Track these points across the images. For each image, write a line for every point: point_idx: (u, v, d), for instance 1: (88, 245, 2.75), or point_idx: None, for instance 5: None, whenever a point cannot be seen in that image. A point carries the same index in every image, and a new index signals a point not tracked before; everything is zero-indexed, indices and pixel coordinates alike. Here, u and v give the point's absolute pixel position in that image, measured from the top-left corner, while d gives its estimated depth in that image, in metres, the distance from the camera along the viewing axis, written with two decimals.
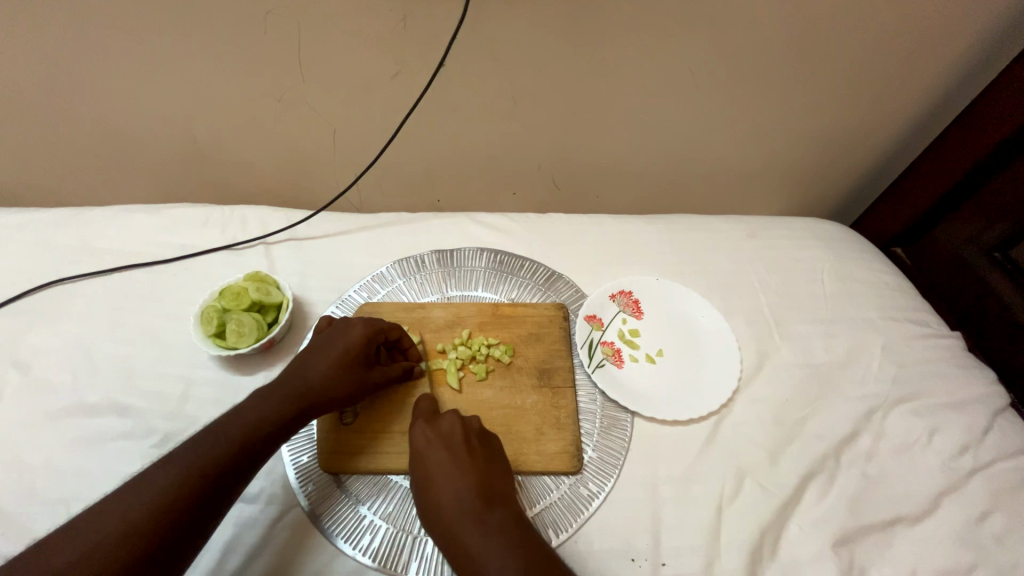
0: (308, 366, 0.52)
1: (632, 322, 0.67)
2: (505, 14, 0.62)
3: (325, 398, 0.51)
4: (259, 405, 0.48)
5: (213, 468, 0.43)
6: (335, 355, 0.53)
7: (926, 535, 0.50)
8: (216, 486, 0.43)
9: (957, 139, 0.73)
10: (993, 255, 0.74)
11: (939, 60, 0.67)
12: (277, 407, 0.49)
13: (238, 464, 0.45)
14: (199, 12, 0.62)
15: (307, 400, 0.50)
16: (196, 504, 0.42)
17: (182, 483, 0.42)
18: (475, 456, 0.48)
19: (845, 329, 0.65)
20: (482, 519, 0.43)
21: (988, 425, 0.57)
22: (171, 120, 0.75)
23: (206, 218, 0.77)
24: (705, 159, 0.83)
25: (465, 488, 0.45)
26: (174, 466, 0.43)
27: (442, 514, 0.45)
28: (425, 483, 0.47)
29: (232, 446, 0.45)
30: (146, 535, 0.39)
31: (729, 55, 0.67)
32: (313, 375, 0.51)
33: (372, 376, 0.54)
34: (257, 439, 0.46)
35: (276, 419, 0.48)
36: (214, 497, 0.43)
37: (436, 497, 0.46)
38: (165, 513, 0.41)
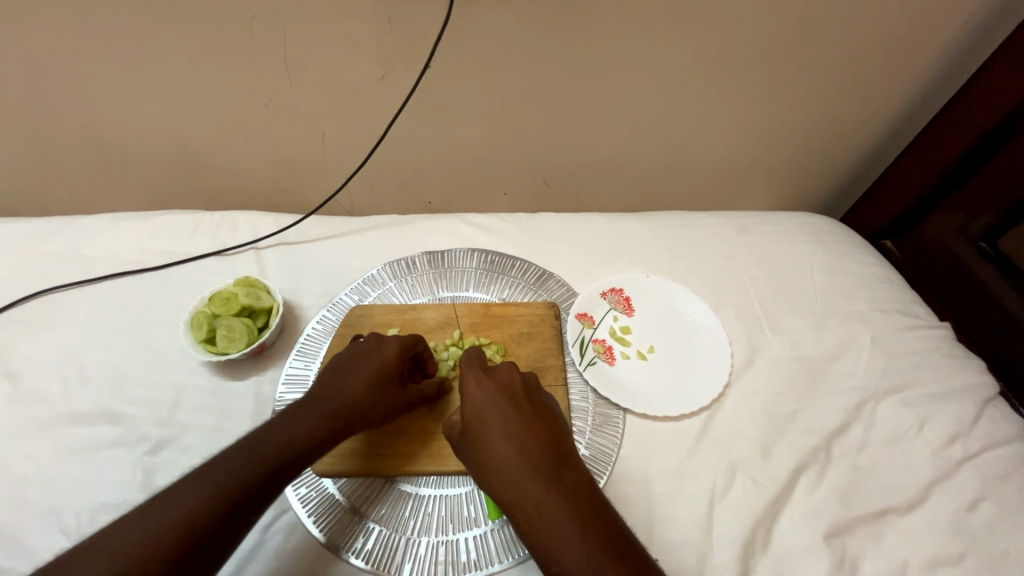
0: (343, 381, 0.51)
1: (623, 319, 0.67)
2: (490, 14, 0.63)
3: (360, 414, 0.50)
4: (296, 420, 0.47)
5: (242, 489, 0.41)
6: (369, 373, 0.52)
7: (917, 524, 0.50)
8: (243, 505, 0.41)
9: (943, 131, 0.73)
10: (979, 245, 0.74)
11: (923, 51, 0.68)
12: (313, 423, 0.47)
13: (268, 484, 0.43)
14: (184, 17, 0.62)
15: (342, 416, 0.49)
16: (222, 524, 0.40)
17: (210, 502, 0.40)
18: (538, 411, 0.45)
19: (835, 322, 0.66)
20: (548, 469, 0.40)
21: (977, 414, 0.57)
22: (160, 126, 0.75)
23: (196, 224, 0.77)
24: (694, 155, 0.83)
25: (527, 440, 0.42)
26: (201, 484, 0.41)
27: (501, 467, 0.41)
28: (478, 434, 0.44)
29: (263, 464, 0.43)
30: (170, 557, 0.37)
31: (716, 51, 0.67)
32: (348, 390, 0.51)
33: (408, 393, 0.53)
34: (287, 457, 0.45)
35: (314, 437, 0.47)
36: (241, 517, 0.41)
37: (492, 447, 0.42)
38: (191, 535, 0.38)
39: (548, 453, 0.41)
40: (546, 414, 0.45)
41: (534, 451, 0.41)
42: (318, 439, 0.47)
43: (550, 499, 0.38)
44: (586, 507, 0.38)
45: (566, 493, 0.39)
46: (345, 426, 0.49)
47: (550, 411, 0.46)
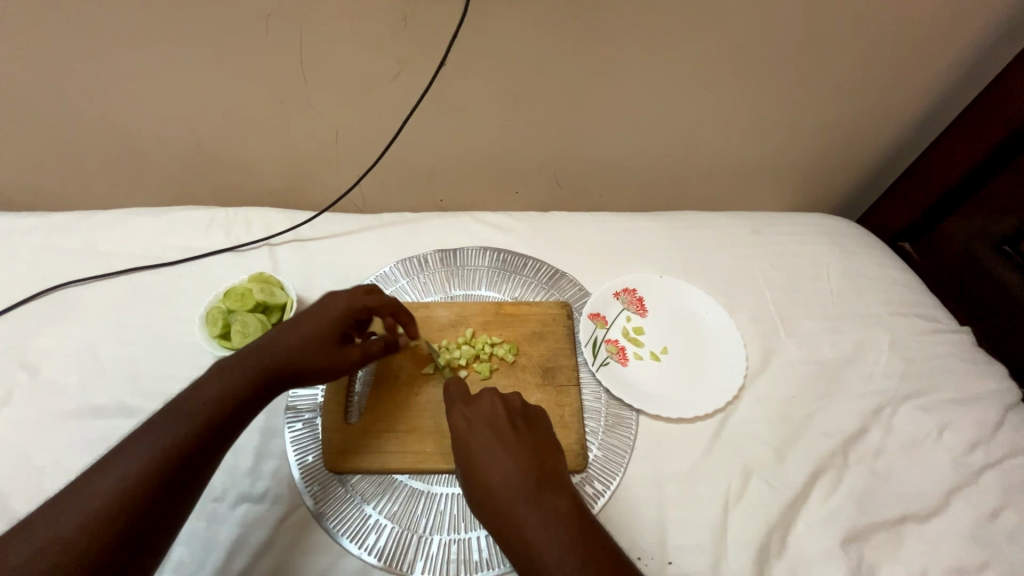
0: (278, 337, 0.50)
1: (636, 320, 0.67)
2: (505, 14, 0.63)
3: (292, 372, 0.49)
4: (224, 378, 0.46)
5: (179, 451, 0.42)
6: (310, 331, 0.51)
7: (936, 532, 0.49)
8: (180, 471, 0.41)
9: (967, 131, 0.71)
10: (1002, 249, 0.72)
11: (945, 52, 0.66)
12: (242, 379, 0.47)
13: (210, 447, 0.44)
14: (201, 15, 0.62)
15: (275, 373, 0.49)
16: (163, 491, 0.40)
17: (147, 470, 0.40)
18: (524, 435, 0.44)
19: (852, 325, 0.65)
20: (553, 505, 0.39)
21: (999, 421, 0.56)
22: (175, 123, 0.76)
23: (210, 220, 0.77)
24: (707, 155, 0.82)
25: (514, 472, 0.41)
26: (136, 450, 0.41)
27: (489, 496, 0.41)
28: (472, 459, 0.43)
29: (198, 426, 0.43)
30: (108, 523, 0.38)
31: (731, 48, 0.66)
32: (280, 346, 0.49)
33: (349, 355, 0.52)
34: (221, 421, 0.44)
35: (244, 395, 0.47)
36: (182, 479, 0.41)
37: (483, 481, 0.42)
38: (131, 504, 0.39)
39: (535, 480, 0.41)
40: (534, 440, 0.44)
41: (520, 484, 0.40)
42: (248, 393, 0.47)
43: (540, 535, 0.37)
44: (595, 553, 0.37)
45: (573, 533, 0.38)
46: (277, 382, 0.49)
47: (541, 438, 0.45)
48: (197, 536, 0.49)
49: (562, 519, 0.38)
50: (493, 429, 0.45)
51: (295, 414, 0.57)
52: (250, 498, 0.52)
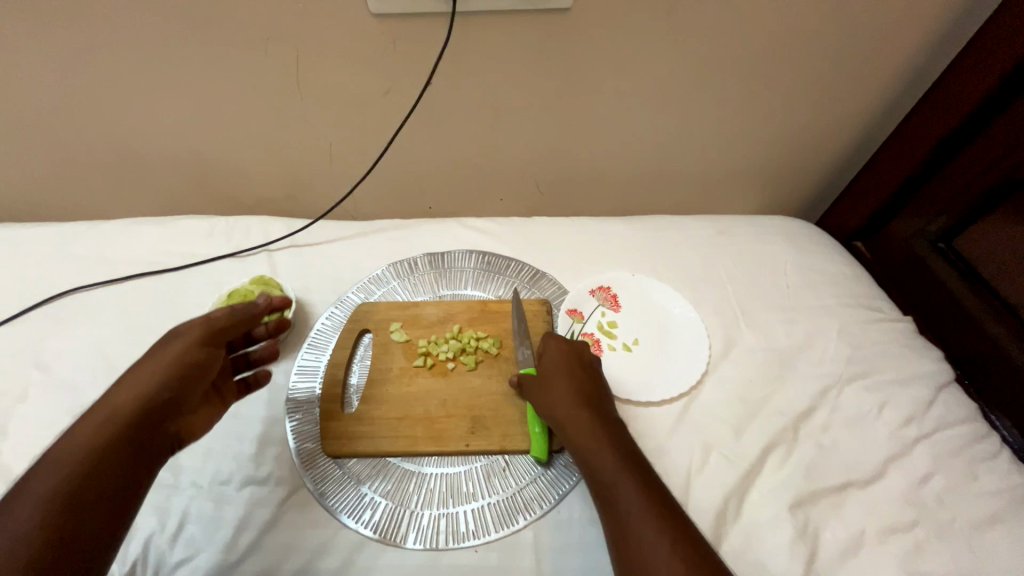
0: (111, 396, 0.48)
1: (610, 314, 0.72)
2: (485, 37, 0.69)
3: (176, 390, 0.50)
4: (99, 413, 0.46)
5: (113, 425, 0.46)
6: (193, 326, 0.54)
7: (874, 496, 0.55)
8: (121, 439, 0.45)
9: (905, 138, 0.77)
10: (937, 246, 0.75)
11: (881, 71, 0.74)
12: (109, 412, 0.46)
13: (127, 463, 0.45)
14: (204, 39, 0.68)
15: (158, 396, 0.49)
16: (108, 453, 0.44)
17: (90, 445, 0.44)
18: (587, 377, 0.59)
19: (805, 316, 0.71)
20: (603, 425, 0.54)
21: (933, 398, 0.62)
22: (178, 138, 0.82)
23: (210, 228, 0.82)
24: (675, 164, 0.89)
25: (586, 399, 0.56)
26: (71, 437, 0.44)
27: (563, 410, 0.55)
28: (545, 375, 0.58)
29: (127, 405, 0.47)
30: (62, 493, 0.41)
31: (689, 67, 0.73)
32: (126, 390, 0.48)
33: (209, 337, 0.54)
34: (148, 395, 0.48)
35: (144, 405, 0.48)
36: (123, 447, 0.45)
37: (559, 400, 0.56)
38: (75, 473, 0.42)
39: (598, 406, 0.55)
40: (593, 380, 0.59)
41: (584, 406, 0.55)
42: (141, 417, 0.47)
43: (604, 447, 0.51)
44: (641, 477, 0.49)
45: (620, 448, 0.51)
46: (169, 399, 0.50)
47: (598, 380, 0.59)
48: (206, 515, 0.54)
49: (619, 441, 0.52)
50: (565, 357, 0.60)
51: (295, 405, 0.63)
52: (254, 481, 0.56)
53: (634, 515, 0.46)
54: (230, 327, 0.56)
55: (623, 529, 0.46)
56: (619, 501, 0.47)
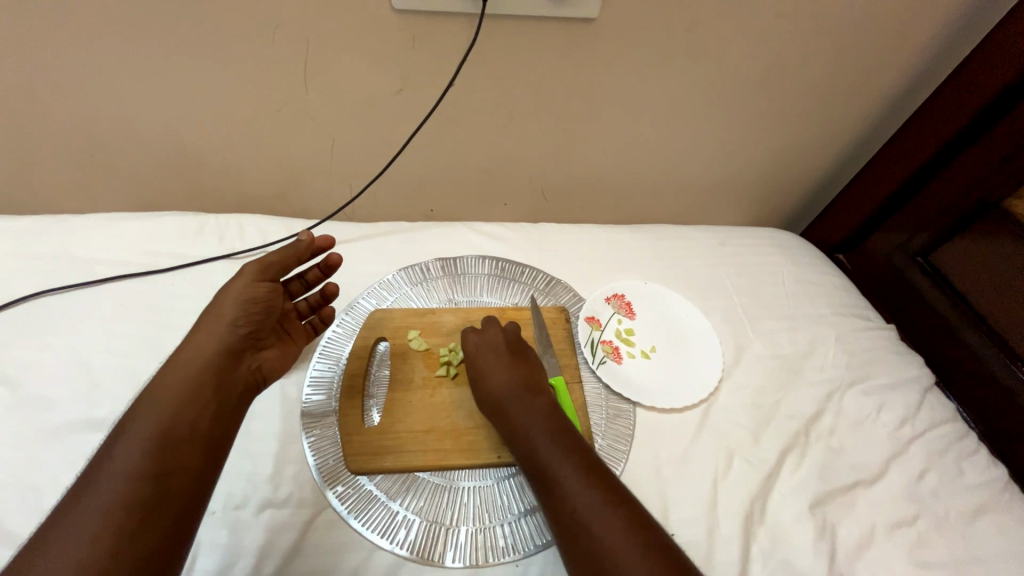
0: (165, 374, 0.49)
1: (626, 322, 0.74)
2: (507, 41, 0.69)
3: (250, 330, 0.54)
4: (160, 391, 0.48)
5: (166, 426, 0.46)
6: (232, 295, 0.54)
7: (881, 494, 0.59)
8: (176, 440, 0.46)
9: (887, 161, 0.85)
10: (918, 261, 0.83)
11: (866, 98, 0.81)
12: (171, 389, 0.48)
13: (215, 420, 0.48)
14: (210, 21, 0.64)
15: (234, 343, 0.52)
16: (167, 455, 0.45)
17: (148, 451, 0.44)
18: (518, 360, 0.61)
19: (805, 323, 0.76)
20: (536, 407, 0.55)
21: (921, 400, 0.68)
22: (168, 124, 0.76)
23: (201, 226, 0.76)
24: (676, 176, 0.93)
25: (515, 380, 0.58)
26: (125, 445, 0.44)
27: (493, 394, 0.57)
28: (479, 372, 0.59)
29: (176, 402, 0.47)
30: (136, 500, 0.42)
31: (698, 84, 0.77)
32: (189, 354, 0.50)
33: (264, 277, 0.56)
34: (193, 387, 0.48)
35: (212, 366, 0.50)
36: (181, 446, 0.45)
37: (487, 384, 0.58)
38: (142, 480, 0.43)
39: (526, 387, 0.57)
40: (526, 364, 0.61)
41: (515, 387, 0.57)
42: (219, 371, 0.50)
43: (535, 426, 0.53)
44: (583, 454, 0.51)
45: (555, 429, 0.53)
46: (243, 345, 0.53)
47: (529, 362, 0.62)
48: (223, 543, 0.49)
49: (550, 419, 0.54)
50: (495, 351, 0.61)
51: (311, 420, 0.59)
52: (273, 503, 0.52)
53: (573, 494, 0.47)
54: (282, 265, 0.59)
55: (565, 510, 0.47)
56: (555, 480, 0.49)
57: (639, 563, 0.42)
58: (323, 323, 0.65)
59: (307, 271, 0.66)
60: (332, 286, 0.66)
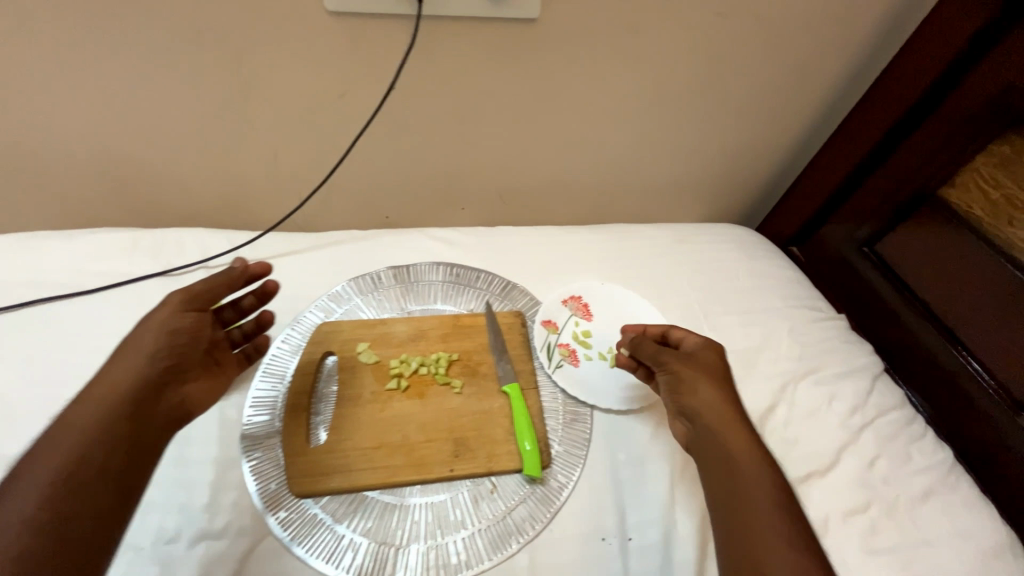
0: (72, 412, 0.45)
1: (584, 324, 0.73)
2: (449, 43, 0.68)
3: (173, 363, 0.51)
4: (66, 429, 0.44)
5: (76, 464, 0.42)
6: (156, 325, 0.51)
7: (835, 483, 0.60)
8: (86, 479, 0.42)
9: (831, 155, 0.86)
10: (864, 251, 0.84)
11: (809, 94, 0.82)
12: (81, 426, 0.44)
13: (130, 457, 0.45)
14: (130, 27, 0.61)
15: (156, 376, 0.49)
16: (75, 495, 0.41)
17: (52, 490, 0.40)
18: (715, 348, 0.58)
19: (759, 317, 0.76)
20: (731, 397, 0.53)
21: (871, 387, 0.69)
22: (95, 136, 0.72)
23: (135, 242, 0.72)
24: (632, 175, 0.93)
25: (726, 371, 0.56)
26: (24, 486, 0.40)
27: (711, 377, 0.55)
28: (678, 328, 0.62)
29: (87, 439, 0.43)
30: (31, 545, 0.37)
31: (645, 83, 0.77)
32: (102, 388, 0.46)
33: (191, 306, 0.53)
34: (108, 422, 0.45)
35: (127, 400, 0.46)
36: (92, 485, 0.42)
37: (701, 368, 0.56)
38: (41, 523, 0.39)
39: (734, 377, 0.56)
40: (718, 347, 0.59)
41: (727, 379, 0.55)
42: (135, 405, 0.47)
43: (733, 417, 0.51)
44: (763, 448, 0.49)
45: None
46: (165, 378, 0.49)
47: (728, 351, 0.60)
48: None
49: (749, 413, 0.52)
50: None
51: (251, 442, 0.56)
52: (208, 534, 0.49)
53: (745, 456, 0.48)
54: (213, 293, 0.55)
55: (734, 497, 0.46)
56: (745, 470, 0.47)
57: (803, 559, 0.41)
58: (258, 351, 0.61)
59: (242, 298, 0.61)
60: (268, 314, 0.62)
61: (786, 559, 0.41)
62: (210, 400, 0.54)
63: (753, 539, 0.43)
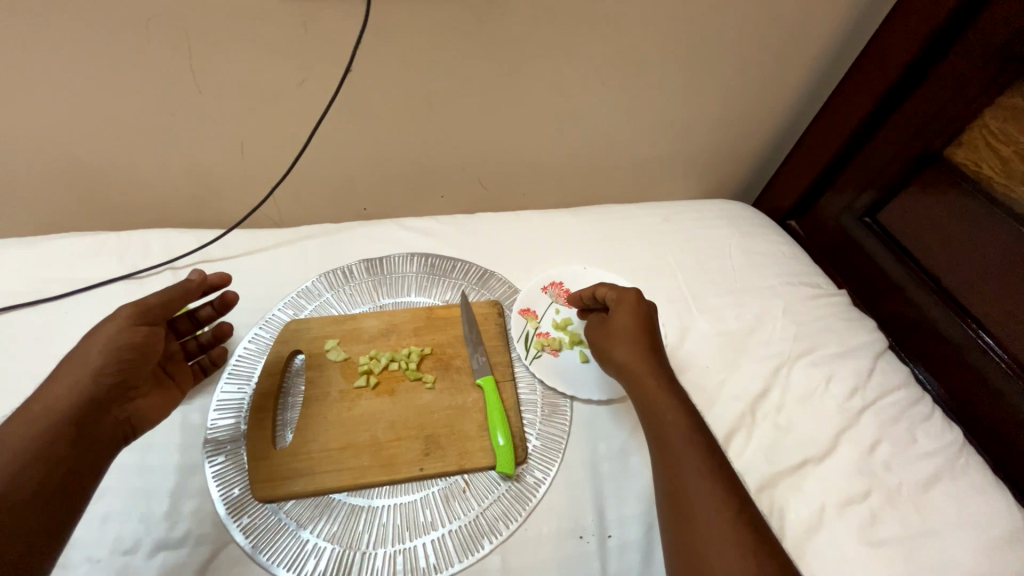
0: (8, 428, 0.43)
1: (565, 311, 0.69)
2: (406, 20, 0.64)
3: (120, 379, 0.49)
4: (0, 447, 0.42)
5: (12, 483, 0.41)
6: (102, 339, 0.48)
7: (831, 470, 0.56)
8: (21, 499, 0.41)
9: (828, 119, 0.81)
10: (865, 221, 0.79)
11: (802, 56, 0.76)
12: (18, 444, 0.42)
13: (69, 476, 0.44)
14: (65, 22, 0.58)
15: (100, 392, 0.47)
16: (10, 516, 0.40)
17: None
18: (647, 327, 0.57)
19: (752, 297, 0.72)
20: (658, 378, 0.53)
21: (872, 366, 0.65)
22: (51, 140, 0.70)
23: (99, 246, 0.70)
24: (616, 153, 0.88)
25: (649, 350, 0.56)
26: None
27: (631, 363, 0.55)
28: (611, 340, 0.58)
29: (24, 457, 0.42)
30: None
31: (621, 53, 0.72)
32: (40, 405, 0.45)
33: (141, 320, 0.51)
34: (47, 440, 0.43)
35: (69, 417, 0.45)
36: (29, 505, 0.41)
37: (621, 353, 0.56)
38: None
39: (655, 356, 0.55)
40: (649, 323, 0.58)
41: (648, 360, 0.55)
42: (76, 424, 0.45)
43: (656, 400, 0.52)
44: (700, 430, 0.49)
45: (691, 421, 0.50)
46: (109, 395, 0.48)
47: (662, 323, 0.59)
48: None
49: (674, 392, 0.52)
50: (641, 319, 0.57)
51: (215, 447, 0.54)
52: (167, 544, 0.48)
53: (695, 496, 0.45)
54: (165, 305, 0.53)
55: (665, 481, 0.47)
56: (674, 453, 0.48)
57: (728, 542, 0.42)
58: (214, 364, 0.59)
59: (198, 308, 0.60)
60: (225, 325, 0.60)
61: (719, 544, 0.42)
62: (160, 417, 0.52)
63: (693, 544, 0.43)
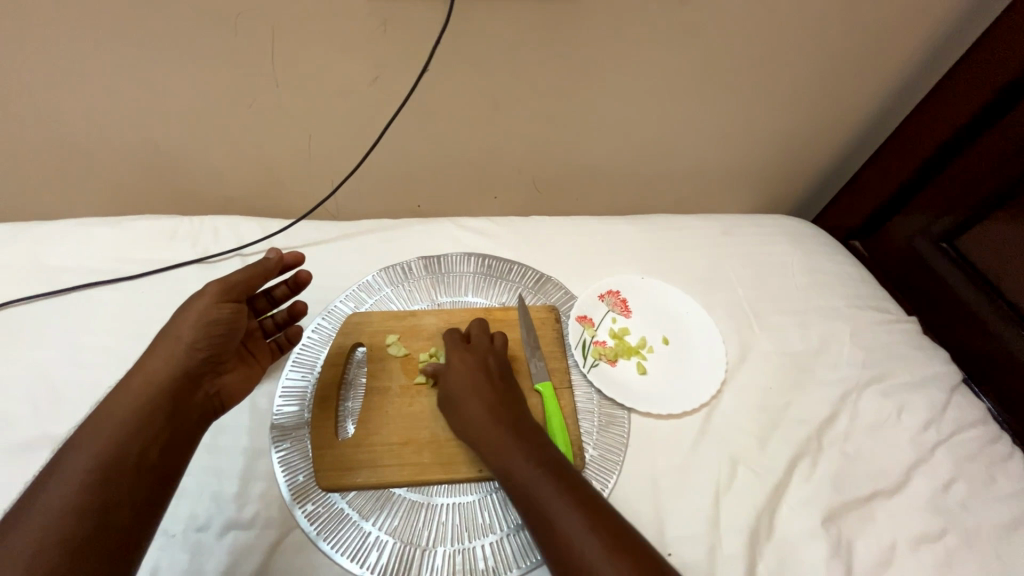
0: (114, 398, 0.46)
1: (621, 321, 0.69)
2: (484, 22, 0.64)
3: (211, 354, 0.51)
4: (106, 416, 0.45)
5: (117, 449, 0.44)
6: (193, 316, 0.50)
7: (902, 506, 0.54)
8: (126, 464, 0.43)
9: (905, 139, 0.78)
10: (942, 246, 0.76)
11: (883, 72, 0.73)
12: (124, 413, 0.45)
13: (168, 444, 0.46)
14: (162, 15, 0.60)
15: (193, 367, 0.49)
16: (119, 479, 0.43)
17: (99, 475, 0.42)
18: (492, 383, 0.55)
19: (816, 319, 0.70)
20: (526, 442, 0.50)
21: (948, 400, 0.62)
22: (135, 126, 0.73)
23: (173, 230, 0.73)
24: (676, 162, 0.87)
25: (495, 407, 0.53)
26: (68, 472, 0.42)
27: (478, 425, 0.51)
28: (453, 399, 0.54)
29: (128, 426, 0.45)
30: (81, 526, 0.40)
31: (695, 62, 0.71)
32: (142, 377, 0.47)
33: (227, 297, 0.53)
34: (147, 410, 0.46)
35: (167, 389, 0.47)
36: (133, 469, 0.43)
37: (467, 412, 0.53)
38: (90, 504, 0.41)
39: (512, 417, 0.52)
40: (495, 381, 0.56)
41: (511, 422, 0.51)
42: (172, 398, 0.47)
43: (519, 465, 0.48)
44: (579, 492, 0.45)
45: (543, 463, 0.48)
46: (200, 369, 0.50)
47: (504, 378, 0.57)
48: (183, 568, 0.47)
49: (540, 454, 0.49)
50: (470, 377, 0.55)
51: (281, 433, 0.55)
52: (238, 524, 0.49)
53: (584, 548, 0.41)
54: (248, 283, 0.55)
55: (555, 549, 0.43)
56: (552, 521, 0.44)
57: None
58: (289, 342, 0.60)
59: (274, 288, 0.62)
60: (299, 304, 0.61)
61: None
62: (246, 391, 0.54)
63: None
